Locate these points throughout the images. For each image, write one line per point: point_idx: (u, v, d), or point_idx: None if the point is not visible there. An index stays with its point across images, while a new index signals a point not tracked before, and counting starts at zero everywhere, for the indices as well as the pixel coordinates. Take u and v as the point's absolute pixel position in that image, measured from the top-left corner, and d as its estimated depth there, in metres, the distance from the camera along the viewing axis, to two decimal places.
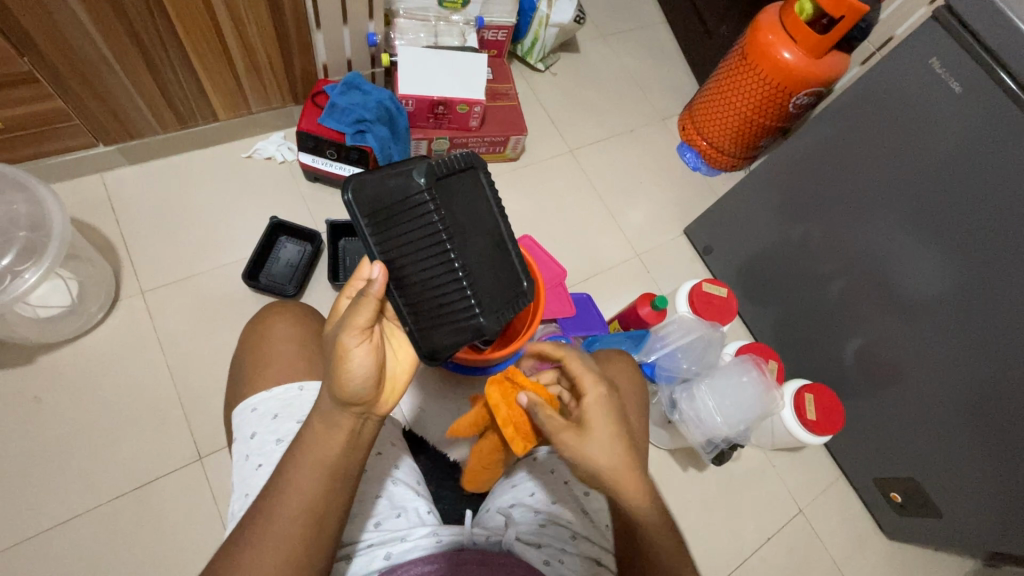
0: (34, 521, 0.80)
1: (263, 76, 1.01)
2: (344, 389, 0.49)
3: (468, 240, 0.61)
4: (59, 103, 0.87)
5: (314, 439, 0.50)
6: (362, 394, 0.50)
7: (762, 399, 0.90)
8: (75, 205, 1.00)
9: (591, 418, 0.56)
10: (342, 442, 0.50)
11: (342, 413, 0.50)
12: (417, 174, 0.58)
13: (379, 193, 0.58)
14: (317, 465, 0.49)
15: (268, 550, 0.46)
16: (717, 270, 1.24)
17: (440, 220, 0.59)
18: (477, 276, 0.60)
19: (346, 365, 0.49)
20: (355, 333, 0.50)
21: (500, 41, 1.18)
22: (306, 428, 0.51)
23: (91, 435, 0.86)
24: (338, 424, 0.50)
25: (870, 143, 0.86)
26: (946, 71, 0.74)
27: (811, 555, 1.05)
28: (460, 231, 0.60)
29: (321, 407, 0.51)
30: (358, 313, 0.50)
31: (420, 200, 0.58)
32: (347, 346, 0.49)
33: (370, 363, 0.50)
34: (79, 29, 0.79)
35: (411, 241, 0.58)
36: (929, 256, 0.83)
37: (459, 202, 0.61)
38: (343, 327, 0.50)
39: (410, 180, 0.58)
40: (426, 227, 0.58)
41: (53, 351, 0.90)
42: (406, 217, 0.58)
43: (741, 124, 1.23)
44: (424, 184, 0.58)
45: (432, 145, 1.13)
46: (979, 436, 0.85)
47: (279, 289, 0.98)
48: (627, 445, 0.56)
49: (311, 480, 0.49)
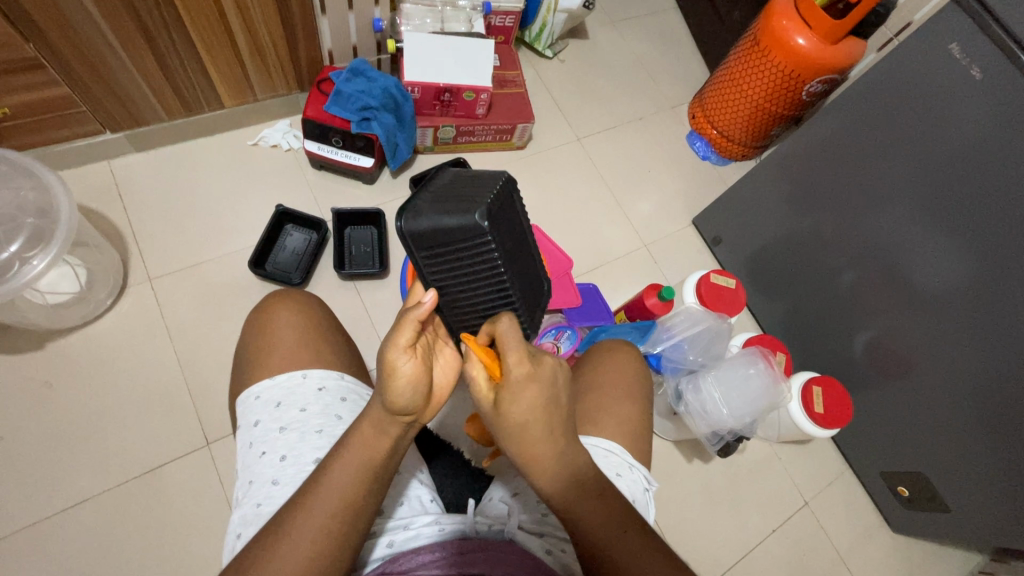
0: (45, 504, 0.82)
1: (268, 62, 1.01)
2: (395, 403, 0.47)
3: (524, 269, 0.54)
4: (66, 89, 0.87)
5: (363, 443, 0.49)
6: (411, 407, 0.48)
7: (769, 390, 0.89)
8: (83, 192, 1.00)
9: (510, 407, 0.45)
10: (388, 447, 0.50)
11: (391, 421, 0.49)
12: (481, 218, 0.49)
13: (435, 234, 0.50)
14: (361, 466, 0.49)
15: (288, 541, 0.46)
16: (725, 260, 1.22)
17: (503, 264, 0.51)
18: (532, 305, 0.55)
19: (394, 382, 0.46)
20: (401, 351, 0.46)
21: (508, 27, 1.17)
22: (355, 429, 0.50)
23: (101, 420, 0.88)
24: (387, 432, 0.49)
25: (886, 131, 0.84)
26: (967, 56, 0.72)
27: (816, 549, 1.04)
28: (517, 266, 0.53)
29: (373, 412, 0.49)
30: (402, 331, 0.46)
31: (481, 243, 0.50)
32: (396, 363, 0.46)
33: (418, 381, 0.47)
34: (85, 16, 0.79)
35: (468, 278, 0.52)
36: (945, 249, 0.81)
37: (514, 232, 0.53)
38: (387, 346, 0.46)
39: (471, 224, 0.49)
40: (486, 269, 0.51)
41: (61, 337, 0.91)
42: (463, 257, 0.51)
43: (753, 112, 1.21)
44: (486, 230, 0.49)
45: (438, 132, 1.12)
46: (992, 432, 0.83)
47: (284, 278, 0.98)
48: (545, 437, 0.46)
49: (352, 479, 0.48)
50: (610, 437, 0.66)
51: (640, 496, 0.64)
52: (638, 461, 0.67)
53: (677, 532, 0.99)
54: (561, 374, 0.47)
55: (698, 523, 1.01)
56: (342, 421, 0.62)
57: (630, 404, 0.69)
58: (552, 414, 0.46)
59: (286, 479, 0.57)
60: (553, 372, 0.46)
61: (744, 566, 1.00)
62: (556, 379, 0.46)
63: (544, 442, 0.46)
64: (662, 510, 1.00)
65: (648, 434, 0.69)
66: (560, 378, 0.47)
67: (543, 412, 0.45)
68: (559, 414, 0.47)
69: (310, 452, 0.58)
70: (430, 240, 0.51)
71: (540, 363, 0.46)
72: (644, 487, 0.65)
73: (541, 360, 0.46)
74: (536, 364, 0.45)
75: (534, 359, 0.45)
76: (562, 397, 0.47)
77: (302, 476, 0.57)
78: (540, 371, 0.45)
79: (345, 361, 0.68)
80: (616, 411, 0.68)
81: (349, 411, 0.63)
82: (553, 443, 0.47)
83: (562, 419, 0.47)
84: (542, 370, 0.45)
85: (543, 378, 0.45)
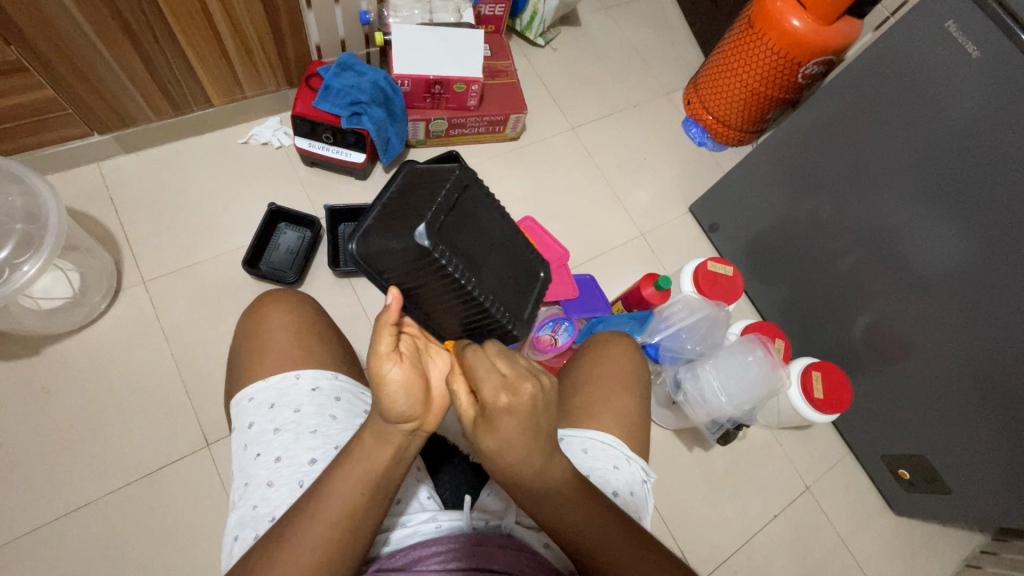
0: (47, 509, 0.82)
1: (256, 59, 1.00)
2: (392, 411, 0.46)
3: (487, 270, 0.51)
4: (51, 92, 0.86)
5: (365, 452, 0.49)
6: (409, 413, 0.47)
7: (767, 378, 0.89)
8: (74, 195, 0.99)
9: (485, 432, 0.44)
10: (392, 455, 0.49)
11: (393, 429, 0.48)
12: (422, 237, 0.46)
13: (384, 258, 0.49)
14: (364, 473, 0.48)
15: (290, 546, 0.46)
16: (723, 247, 1.22)
17: (460, 274, 0.48)
18: (508, 302, 0.52)
19: (385, 390, 0.45)
20: (387, 359, 0.45)
21: (498, 16, 1.15)
22: (357, 439, 0.49)
23: (101, 424, 0.88)
24: (389, 439, 0.48)
25: (882, 112, 0.83)
26: (963, 34, 0.71)
27: (819, 533, 1.04)
28: (478, 269, 0.50)
29: (374, 423, 0.49)
30: (379, 340, 0.45)
31: (431, 261, 0.47)
32: (382, 371, 0.45)
33: (409, 385, 0.46)
34: (67, 18, 0.78)
35: (429, 292, 0.50)
36: (942, 230, 0.80)
37: (468, 237, 0.50)
38: (371, 356, 0.45)
39: (414, 244, 0.47)
40: (443, 283, 0.49)
41: (57, 342, 0.91)
42: (418, 275, 0.49)
43: (749, 96, 1.20)
44: (431, 246, 0.46)
45: (430, 126, 1.11)
46: (993, 413, 0.83)
47: (280, 277, 0.98)
48: (523, 459, 0.45)
49: (353, 487, 0.48)
50: (606, 429, 0.66)
51: (637, 488, 0.64)
52: (636, 454, 0.67)
53: (679, 521, 1.00)
54: (544, 396, 0.44)
55: (700, 511, 1.01)
56: (336, 420, 0.61)
57: (627, 396, 0.69)
58: (532, 439, 0.44)
59: (281, 480, 0.57)
60: (534, 399, 0.43)
61: (747, 553, 1.00)
62: (536, 405, 0.43)
63: (523, 463, 0.46)
64: (665, 499, 1.00)
65: (646, 426, 0.69)
66: (542, 400, 0.43)
67: (521, 438, 0.44)
68: (540, 436, 0.45)
69: (304, 452, 0.58)
70: (383, 264, 0.49)
71: (518, 393, 0.42)
72: (641, 479, 0.65)
73: (520, 389, 0.42)
74: (514, 396, 0.42)
75: (511, 389, 0.42)
76: (544, 421, 0.44)
77: (297, 477, 0.57)
78: (517, 403, 0.42)
79: (339, 360, 0.68)
80: (612, 403, 0.68)
81: (343, 410, 0.63)
82: (531, 463, 0.46)
83: (544, 441, 0.45)
84: (518, 401, 0.42)
85: (521, 409, 0.42)
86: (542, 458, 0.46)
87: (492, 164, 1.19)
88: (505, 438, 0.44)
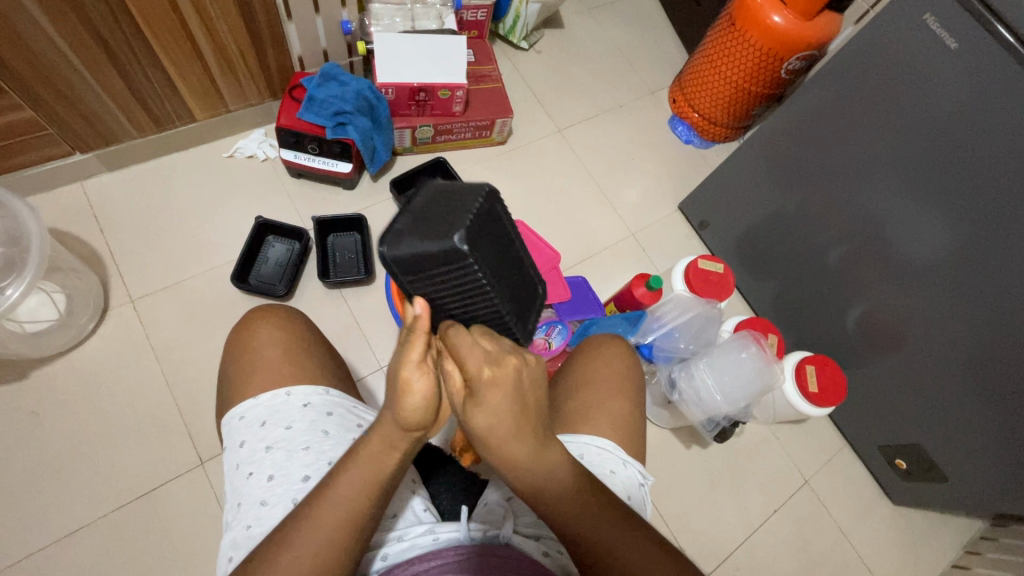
0: (40, 534, 0.81)
1: (237, 72, 0.99)
2: (408, 419, 0.45)
3: (510, 280, 0.49)
4: (29, 112, 0.85)
5: (370, 456, 0.48)
6: (422, 422, 0.46)
7: (761, 373, 0.89)
8: (58, 216, 0.99)
9: (475, 413, 0.43)
10: (397, 460, 0.48)
11: (401, 434, 0.47)
12: (459, 241, 0.44)
13: (414, 259, 0.47)
14: (368, 480, 0.48)
15: (284, 561, 0.45)
16: (713, 245, 1.22)
17: (489, 282, 0.46)
18: (525, 313, 0.51)
19: (408, 399, 0.44)
20: (415, 368, 0.44)
21: (480, 21, 1.15)
22: (364, 439, 0.48)
23: (92, 446, 0.87)
24: (398, 445, 0.47)
25: (863, 104, 0.83)
26: (941, 27, 0.71)
27: (819, 526, 1.05)
28: (501, 277, 0.48)
29: (384, 426, 0.47)
30: (412, 348, 0.43)
31: (464, 266, 0.46)
32: (409, 380, 0.44)
33: (431, 397, 0.44)
34: (42, 35, 0.77)
35: (453, 295, 0.48)
36: (930, 219, 0.81)
37: (498, 245, 0.48)
38: (399, 362, 0.44)
39: (450, 245, 0.45)
40: (470, 291, 0.47)
41: (45, 365, 0.89)
42: (447, 278, 0.47)
43: (733, 94, 1.20)
44: (467, 250, 0.45)
45: (416, 133, 1.11)
46: (986, 400, 0.84)
47: (270, 291, 0.97)
48: (516, 439, 0.45)
49: (354, 493, 0.47)
50: (602, 433, 0.66)
51: (635, 492, 0.64)
52: (632, 456, 0.66)
53: (679, 520, 1.00)
54: (527, 371, 0.44)
55: (699, 509, 1.01)
56: (329, 436, 0.61)
57: (622, 400, 0.68)
58: (519, 415, 0.44)
59: (274, 499, 0.56)
60: (518, 371, 0.43)
61: (748, 550, 1.00)
62: (521, 377, 0.43)
63: (514, 443, 0.45)
64: (664, 498, 1.00)
65: (642, 427, 0.69)
66: (526, 374, 0.44)
67: (510, 415, 0.44)
68: (526, 413, 0.45)
69: (297, 470, 0.58)
70: (412, 264, 0.47)
71: (502, 365, 0.42)
72: (639, 482, 0.65)
73: (504, 361, 0.43)
74: (497, 367, 0.42)
75: (494, 362, 0.43)
76: (531, 396, 0.45)
77: (290, 494, 0.57)
78: (501, 374, 0.42)
79: (330, 373, 0.67)
80: (608, 407, 0.68)
81: (336, 425, 0.62)
82: (525, 444, 0.46)
83: (530, 422, 0.45)
84: (503, 372, 0.42)
85: (505, 381, 0.43)
86: (533, 436, 0.46)
87: (480, 169, 1.19)
88: (497, 414, 0.43)
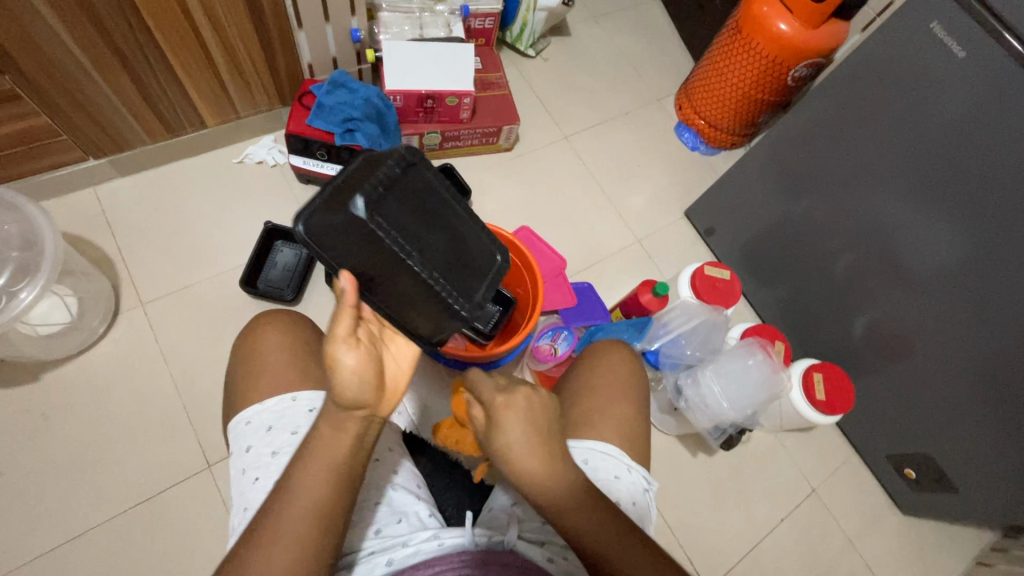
0: (48, 536, 0.82)
1: (248, 79, 1.00)
2: (344, 397, 0.46)
3: (425, 243, 0.52)
4: (44, 119, 0.87)
5: (324, 446, 0.48)
6: (362, 399, 0.47)
7: (770, 380, 0.88)
8: (71, 221, 1.00)
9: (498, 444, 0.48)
10: (350, 444, 0.48)
11: (346, 416, 0.48)
12: (356, 207, 0.48)
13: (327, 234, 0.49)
14: (329, 471, 0.48)
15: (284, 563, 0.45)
16: (719, 251, 1.22)
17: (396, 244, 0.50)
18: (448, 274, 0.54)
19: (339, 374, 0.46)
20: (344, 342, 0.47)
21: (488, 29, 1.15)
22: (314, 430, 0.49)
23: (100, 449, 0.87)
24: (344, 428, 0.48)
25: (869, 112, 0.83)
26: (948, 35, 0.71)
27: (826, 536, 1.04)
28: (412, 240, 0.51)
29: (329, 411, 0.48)
30: (339, 323, 0.47)
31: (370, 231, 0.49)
32: (337, 354, 0.46)
33: (363, 370, 0.46)
34: (58, 42, 0.79)
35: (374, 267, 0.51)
36: (937, 226, 0.80)
37: (407, 210, 0.51)
38: (328, 340, 0.47)
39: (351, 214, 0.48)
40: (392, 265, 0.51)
41: (55, 368, 0.90)
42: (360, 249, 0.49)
43: (740, 101, 1.21)
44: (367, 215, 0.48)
45: (423, 139, 1.12)
46: (995, 409, 0.83)
47: (277, 295, 0.98)
48: (543, 469, 0.48)
49: (320, 487, 0.47)
50: (606, 439, 0.66)
51: (639, 498, 0.64)
52: (637, 462, 0.66)
53: (684, 528, 0.99)
54: (537, 401, 0.49)
55: (704, 517, 1.01)
56: None
57: (626, 405, 0.68)
58: (539, 442, 0.48)
59: None
60: (525, 398, 0.49)
61: (754, 559, 1.00)
62: (531, 404, 0.49)
63: (542, 473, 0.48)
64: (668, 506, 1.00)
65: (646, 432, 0.69)
66: (537, 404, 0.49)
67: (530, 441, 0.47)
68: (547, 443, 0.48)
69: None
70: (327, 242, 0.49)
71: (511, 393, 0.49)
72: (643, 488, 0.65)
73: (513, 391, 0.49)
74: (507, 395, 0.49)
75: (505, 392, 0.49)
76: (546, 425, 0.49)
77: None
78: (510, 400, 0.49)
79: None
80: (612, 412, 0.68)
81: None
82: (555, 477, 0.48)
83: (553, 452, 0.48)
84: (512, 398, 0.49)
85: (516, 406, 0.48)
86: (562, 470, 0.48)
87: (486, 176, 1.19)
88: (516, 442, 0.47)
